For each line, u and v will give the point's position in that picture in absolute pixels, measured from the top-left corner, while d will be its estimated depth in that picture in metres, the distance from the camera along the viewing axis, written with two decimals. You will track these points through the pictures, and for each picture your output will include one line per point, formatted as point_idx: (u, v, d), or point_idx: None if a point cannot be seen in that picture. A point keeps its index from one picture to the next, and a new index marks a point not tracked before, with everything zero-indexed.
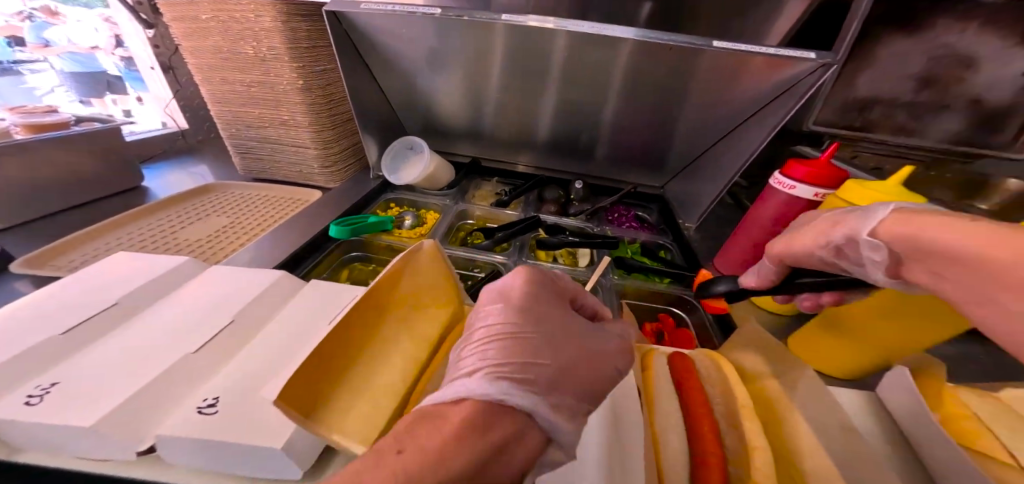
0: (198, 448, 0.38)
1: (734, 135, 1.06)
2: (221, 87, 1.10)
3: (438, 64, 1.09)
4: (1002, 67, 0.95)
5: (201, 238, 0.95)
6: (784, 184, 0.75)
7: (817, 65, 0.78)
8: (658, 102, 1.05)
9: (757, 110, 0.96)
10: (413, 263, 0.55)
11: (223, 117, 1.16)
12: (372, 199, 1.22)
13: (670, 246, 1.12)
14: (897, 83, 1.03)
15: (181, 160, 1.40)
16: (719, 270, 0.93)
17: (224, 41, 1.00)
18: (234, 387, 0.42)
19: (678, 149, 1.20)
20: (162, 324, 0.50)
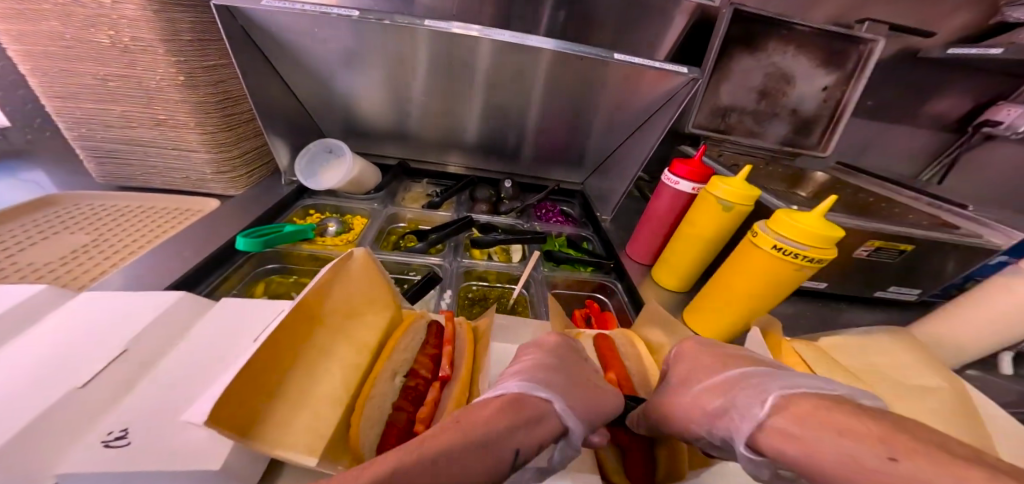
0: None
1: (634, 138, 1.22)
2: (64, 81, 0.90)
3: (355, 65, 1.04)
4: (809, 85, 1.27)
5: (59, 259, 0.78)
6: (671, 181, 0.90)
7: (688, 78, 0.95)
8: (570, 107, 1.16)
9: (649, 116, 1.13)
10: (346, 270, 0.54)
11: (69, 115, 0.95)
12: (286, 207, 1.12)
13: (592, 237, 1.25)
14: (744, 94, 1.28)
15: (8, 168, 1.11)
16: (630, 256, 1.07)
17: (66, 27, 0.82)
18: (147, 415, 0.38)
19: (590, 150, 1.33)
20: (33, 354, 0.42)
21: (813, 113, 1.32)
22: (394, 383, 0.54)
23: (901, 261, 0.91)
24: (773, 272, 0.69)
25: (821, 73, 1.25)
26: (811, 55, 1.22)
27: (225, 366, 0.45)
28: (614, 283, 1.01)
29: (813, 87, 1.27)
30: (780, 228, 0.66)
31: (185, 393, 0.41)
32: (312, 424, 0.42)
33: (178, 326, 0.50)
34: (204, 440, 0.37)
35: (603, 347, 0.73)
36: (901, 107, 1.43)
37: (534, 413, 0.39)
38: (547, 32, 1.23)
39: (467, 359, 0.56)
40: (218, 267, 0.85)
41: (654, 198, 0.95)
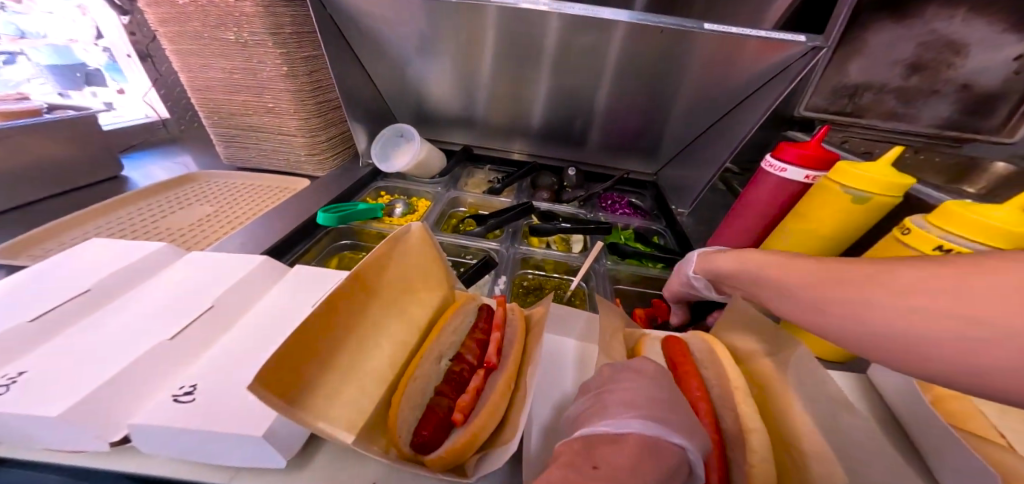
0: (173, 435, 0.37)
1: (726, 122, 1.06)
2: (202, 75, 1.06)
3: (430, 51, 1.06)
4: (991, 50, 0.94)
5: (184, 227, 0.93)
6: (775, 167, 0.76)
7: (808, 47, 0.80)
8: (650, 87, 1.05)
9: (748, 96, 0.97)
10: (401, 247, 0.54)
11: (206, 104, 1.12)
12: (361, 187, 1.20)
13: (663, 231, 1.13)
14: (886, 69, 1.03)
15: (163, 150, 1.36)
16: None
17: (204, 27, 0.96)
18: (211, 375, 0.41)
19: (670, 136, 1.20)
20: (138, 311, 0.48)
21: (991, 91, 1.00)
22: (439, 367, 0.53)
23: None
24: None
25: (1013, 39, 0.93)
26: (995, 17, 0.91)
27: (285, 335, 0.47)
28: None
29: (996, 58, 0.95)
30: (948, 223, 0.49)
31: (247, 355, 0.44)
32: (353, 402, 0.42)
33: (254, 293, 0.54)
34: (254, 405, 0.39)
35: (675, 352, 0.65)
36: None
37: (672, 460, 0.36)
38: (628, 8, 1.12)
39: (515, 349, 0.54)
40: (302, 240, 0.94)
41: (751, 188, 0.81)
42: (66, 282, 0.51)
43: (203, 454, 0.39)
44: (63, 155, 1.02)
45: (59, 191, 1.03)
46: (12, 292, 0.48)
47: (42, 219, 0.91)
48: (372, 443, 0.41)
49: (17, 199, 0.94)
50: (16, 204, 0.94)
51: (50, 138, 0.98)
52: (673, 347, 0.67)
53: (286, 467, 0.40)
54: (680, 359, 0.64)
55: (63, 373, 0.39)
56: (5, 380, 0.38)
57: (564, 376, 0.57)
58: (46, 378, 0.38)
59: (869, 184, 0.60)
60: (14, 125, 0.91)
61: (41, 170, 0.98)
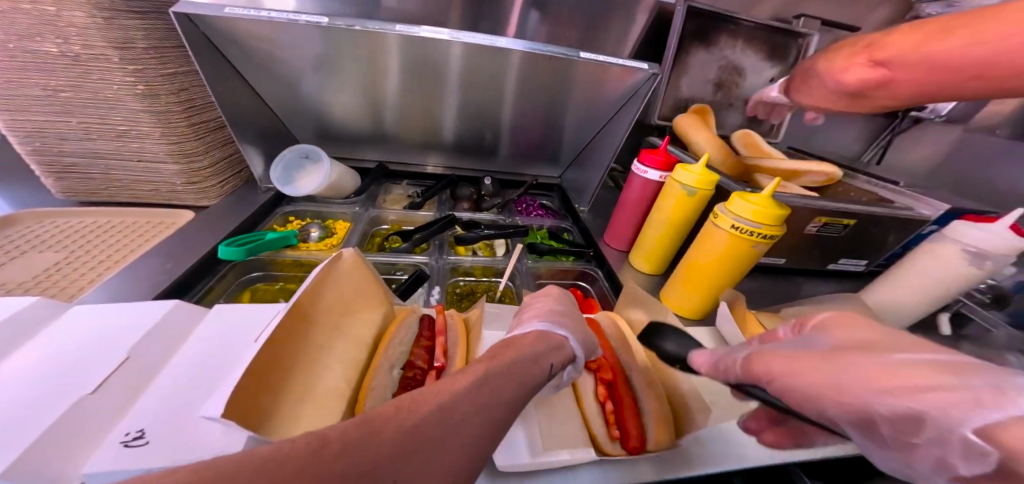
0: (129, 481, 0.35)
1: (605, 132, 1.28)
2: (9, 92, 0.84)
3: (328, 70, 1.05)
4: (757, 75, 1.37)
5: (29, 277, 0.76)
6: (640, 170, 0.97)
7: (649, 74, 1.03)
8: (542, 103, 1.20)
9: (616, 112, 1.20)
10: (335, 270, 0.56)
11: (19, 128, 0.89)
12: (265, 214, 1.11)
13: (571, 228, 1.30)
14: (702, 87, 1.37)
15: None
16: (609, 244, 1.12)
17: (5, 36, 0.78)
18: (161, 417, 0.40)
19: (566, 144, 1.38)
20: (28, 372, 0.42)
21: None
22: (392, 376, 0.57)
23: (846, 234, 1.01)
24: (736, 254, 0.76)
25: (767, 66, 1.35)
26: (756, 49, 1.31)
27: (232, 366, 0.47)
28: (594, 270, 1.07)
29: (760, 79, 1.38)
30: (738, 210, 0.73)
31: (194, 394, 0.43)
32: (316, 420, 0.44)
33: (174, 334, 0.51)
34: (218, 434, 0.39)
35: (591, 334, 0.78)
36: None
37: (558, 338, 0.51)
38: (517, 34, 1.27)
39: (460, 348, 0.60)
40: (202, 279, 0.85)
41: (625, 191, 1.02)
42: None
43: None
44: None
45: None
46: None
47: None
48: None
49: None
50: None
51: None
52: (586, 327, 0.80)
53: None
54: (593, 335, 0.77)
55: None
56: None
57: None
58: None
59: (694, 186, 0.84)
60: None
61: None
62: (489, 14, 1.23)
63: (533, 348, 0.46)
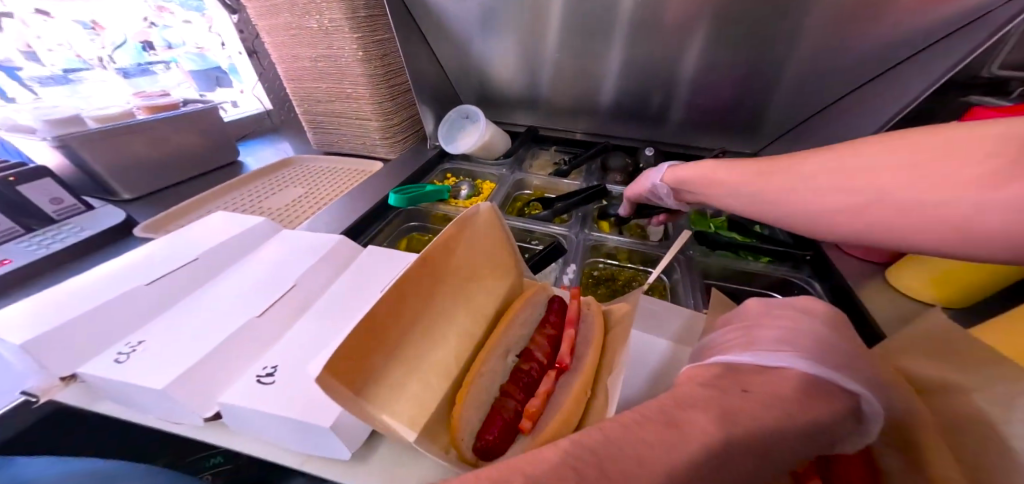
0: (253, 416, 0.39)
1: (871, 90, 0.85)
2: (293, 65, 1.12)
3: (490, 24, 1.01)
4: None
5: (281, 207, 1.02)
6: None
7: None
8: (760, 47, 0.87)
9: (922, 49, 0.76)
10: (471, 227, 0.51)
11: (299, 91, 1.18)
12: (429, 169, 1.20)
13: (768, 220, 0.96)
14: None
15: (269, 138, 1.50)
16: (841, 248, 0.76)
17: (293, 17, 1.00)
18: (288, 359, 0.43)
19: (776, 108, 0.99)
20: (231, 290, 0.53)
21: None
22: (507, 362, 0.50)
23: None
24: None
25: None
26: None
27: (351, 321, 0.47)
28: (807, 282, 0.76)
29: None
30: None
31: (313, 344, 0.45)
32: (415, 396, 0.40)
33: (325, 281, 0.56)
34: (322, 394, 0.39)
35: None
36: None
37: (833, 403, 0.33)
38: None
39: (595, 346, 0.51)
40: (376, 220, 0.98)
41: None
42: (169, 256, 0.56)
43: (273, 437, 0.41)
44: (194, 144, 1.16)
45: (195, 175, 1.18)
46: (147, 263, 0.56)
47: (182, 198, 1.07)
48: (434, 444, 0.39)
49: (152, 184, 1.08)
50: (164, 184, 1.11)
51: (187, 129, 1.13)
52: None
53: (349, 460, 0.42)
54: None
55: (169, 342, 0.44)
56: (128, 349, 0.43)
57: (648, 388, 0.48)
58: (156, 349, 0.43)
59: None
60: (160, 118, 1.06)
61: (179, 156, 1.13)
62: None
63: (796, 412, 0.31)
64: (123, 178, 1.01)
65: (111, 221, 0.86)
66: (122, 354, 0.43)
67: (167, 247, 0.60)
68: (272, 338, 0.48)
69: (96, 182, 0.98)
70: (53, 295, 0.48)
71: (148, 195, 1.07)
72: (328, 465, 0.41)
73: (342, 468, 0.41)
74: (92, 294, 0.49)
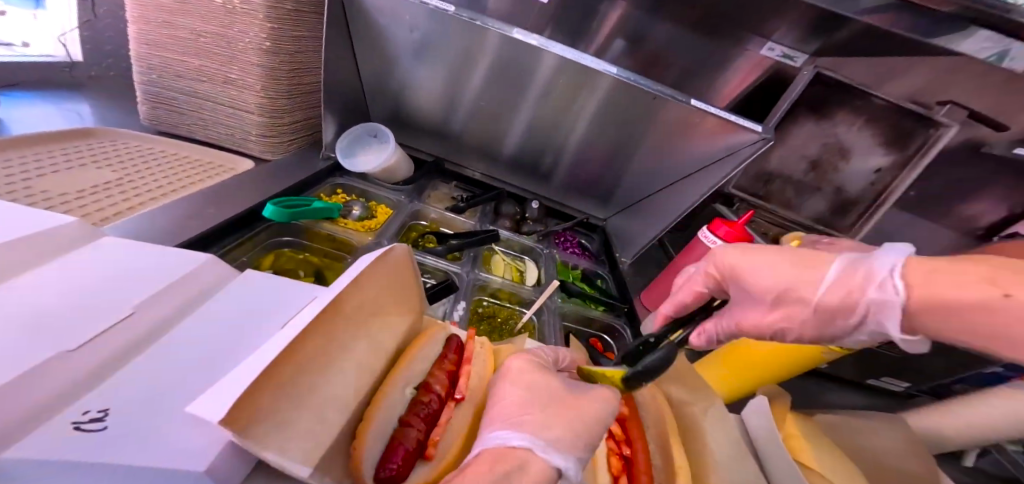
0: (58, 477, 0.30)
1: (675, 188, 1.23)
2: (158, 30, 0.91)
3: (422, 54, 1.06)
4: (863, 162, 1.30)
5: (73, 190, 0.73)
6: (709, 239, 0.93)
7: (758, 138, 0.97)
8: (617, 141, 1.18)
9: (693, 172, 1.16)
10: (385, 261, 0.53)
11: (147, 61, 0.95)
12: (314, 182, 1.10)
13: (606, 276, 1.27)
14: (796, 163, 1.37)
15: (63, 95, 1.08)
16: (644, 304, 1.10)
17: None
18: (131, 399, 0.36)
19: (623, 188, 1.34)
20: (14, 304, 0.38)
21: (855, 194, 1.36)
22: (405, 395, 0.52)
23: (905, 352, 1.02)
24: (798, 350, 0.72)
25: (879, 153, 1.28)
26: (874, 132, 1.25)
27: (232, 359, 0.45)
28: (622, 328, 1.03)
29: (864, 166, 1.31)
30: None
31: (179, 378, 0.41)
32: (307, 431, 0.39)
33: (177, 305, 0.49)
34: (188, 441, 0.35)
35: None
36: (936, 205, 1.44)
37: (514, 460, 0.41)
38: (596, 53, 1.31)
39: (484, 385, 0.60)
40: (239, 229, 0.86)
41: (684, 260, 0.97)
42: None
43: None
44: None
45: None
46: None
47: None
48: (321, 476, 0.39)
49: None
50: None
51: None
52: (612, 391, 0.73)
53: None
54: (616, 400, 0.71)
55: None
56: None
57: None
58: None
59: None
60: None
61: None
62: (585, 29, 1.28)
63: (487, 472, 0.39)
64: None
65: None
66: None
67: None
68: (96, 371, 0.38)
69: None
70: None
71: None
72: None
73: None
74: None
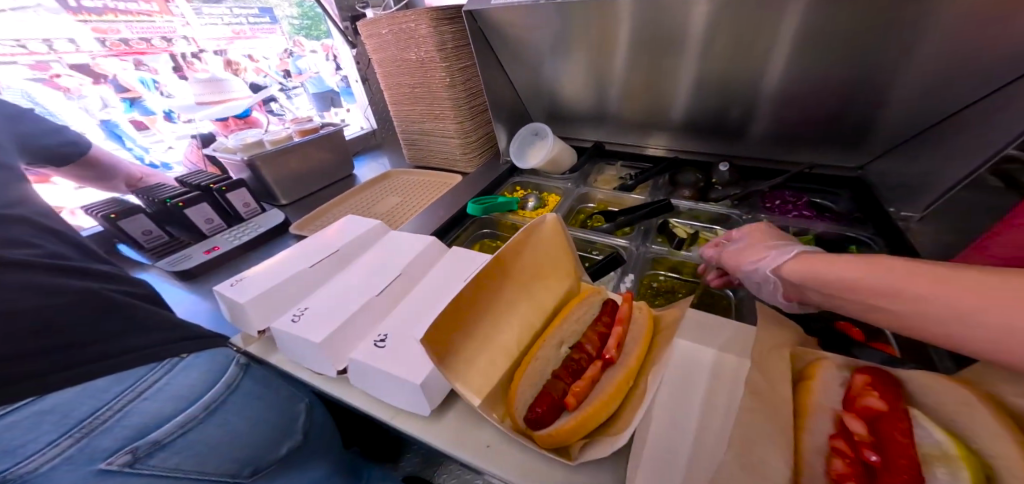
0: (371, 371, 0.50)
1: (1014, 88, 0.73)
2: (399, 92, 1.34)
3: (560, 49, 1.12)
4: None
5: (384, 213, 1.21)
6: None
7: None
8: (846, 63, 0.86)
9: None
10: (538, 232, 0.60)
11: (401, 110, 1.40)
12: (501, 182, 1.33)
13: (869, 240, 0.91)
14: None
15: (374, 153, 1.78)
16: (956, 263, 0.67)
17: (398, 51, 1.22)
18: (395, 329, 0.54)
19: (883, 110, 0.91)
20: (355, 272, 0.66)
21: None
22: (560, 352, 0.55)
23: None
24: None
25: None
26: None
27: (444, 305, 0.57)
28: None
29: None
30: None
31: (422, 314, 0.56)
32: (482, 369, 0.49)
33: (426, 265, 0.68)
34: (419, 358, 0.49)
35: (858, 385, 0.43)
36: None
37: None
38: None
39: (642, 344, 0.53)
40: (457, 227, 1.11)
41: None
42: (319, 246, 0.73)
43: (376, 391, 0.51)
44: (324, 160, 1.45)
45: (318, 187, 1.46)
46: (302, 250, 0.72)
47: (314, 204, 1.35)
48: (491, 411, 0.47)
49: (299, 192, 1.39)
50: (302, 194, 1.41)
51: (319, 148, 1.41)
52: (854, 378, 0.45)
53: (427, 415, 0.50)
54: (859, 391, 0.43)
55: (323, 310, 0.57)
56: (298, 312, 0.58)
57: (676, 389, 0.50)
58: (315, 314, 0.56)
59: None
60: (304, 140, 1.34)
61: (312, 171, 1.42)
62: None
63: None
64: (283, 187, 1.33)
65: (273, 222, 1.14)
66: (294, 315, 0.57)
67: (315, 240, 0.76)
68: (389, 309, 0.60)
69: (265, 188, 1.31)
70: (242, 276, 0.67)
71: (293, 202, 1.38)
72: (409, 422, 0.50)
73: (418, 425, 0.50)
74: (274, 270, 0.66)
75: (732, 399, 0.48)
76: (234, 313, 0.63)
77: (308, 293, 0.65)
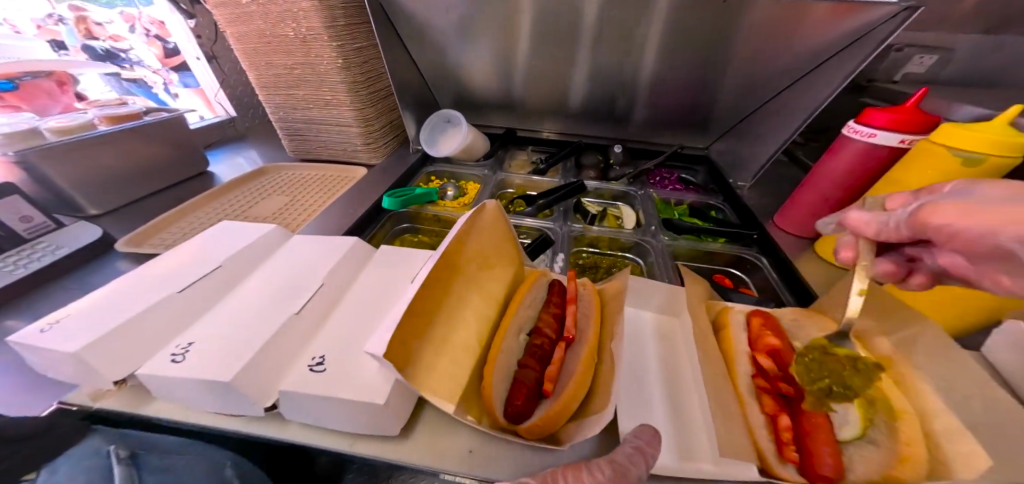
0: (314, 400, 0.42)
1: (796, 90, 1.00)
2: (270, 72, 1.11)
3: (468, 34, 1.08)
4: None
5: (268, 215, 1.01)
6: (862, 133, 0.69)
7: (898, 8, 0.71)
8: (697, 64, 1.04)
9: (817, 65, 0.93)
10: (478, 223, 0.58)
11: (274, 98, 1.17)
12: (412, 173, 1.23)
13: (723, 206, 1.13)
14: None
15: (237, 146, 1.45)
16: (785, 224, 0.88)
17: (267, 24, 0.99)
18: (335, 348, 0.46)
19: (722, 104, 1.14)
20: (254, 293, 0.53)
21: None
22: (519, 340, 0.56)
23: None
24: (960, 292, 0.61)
25: None
26: None
27: (383, 314, 0.51)
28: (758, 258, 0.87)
29: None
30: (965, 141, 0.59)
31: (362, 327, 0.49)
32: (448, 372, 0.45)
33: (350, 272, 0.58)
34: (374, 375, 0.43)
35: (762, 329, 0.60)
36: None
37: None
38: None
39: (595, 320, 0.56)
40: (371, 224, 0.99)
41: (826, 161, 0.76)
42: (191, 262, 0.57)
43: (325, 421, 0.44)
44: (161, 154, 1.13)
45: (151, 190, 1.12)
46: (169, 273, 0.55)
47: (152, 213, 1.03)
48: (467, 413, 0.45)
49: (119, 199, 1.04)
50: (130, 198, 1.07)
51: (145, 138, 1.07)
52: (753, 320, 0.62)
53: (397, 434, 0.45)
54: (760, 332, 0.59)
55: (217, 344, 0.45)
56: (180, 350, 0.45)
57: (634, 349, 0.59)
58: (210, 348, 0.44)
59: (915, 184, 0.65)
60: (119, 128, 1.00)
61: (135, 170, 1.07)
62: None
63: None
64: (90, 192, 0.97)
65: (85, 240, 0.83)
66: (175, 354, 0.44)
67: (183, 255, 0.58)
68: (313, 330, 0.50)
69: (59, 198, 0.93)
70: (56, 318, 0.48)
71: (112, 211, 1.03)
72: (373, 445, 0.44)
73: (385, 445, 0.44)
74: (122, 302, 0.49)
75: (682, 350, 0.59)
76: (58, 368, 0.45)
77: (189, 324, 0.50)
